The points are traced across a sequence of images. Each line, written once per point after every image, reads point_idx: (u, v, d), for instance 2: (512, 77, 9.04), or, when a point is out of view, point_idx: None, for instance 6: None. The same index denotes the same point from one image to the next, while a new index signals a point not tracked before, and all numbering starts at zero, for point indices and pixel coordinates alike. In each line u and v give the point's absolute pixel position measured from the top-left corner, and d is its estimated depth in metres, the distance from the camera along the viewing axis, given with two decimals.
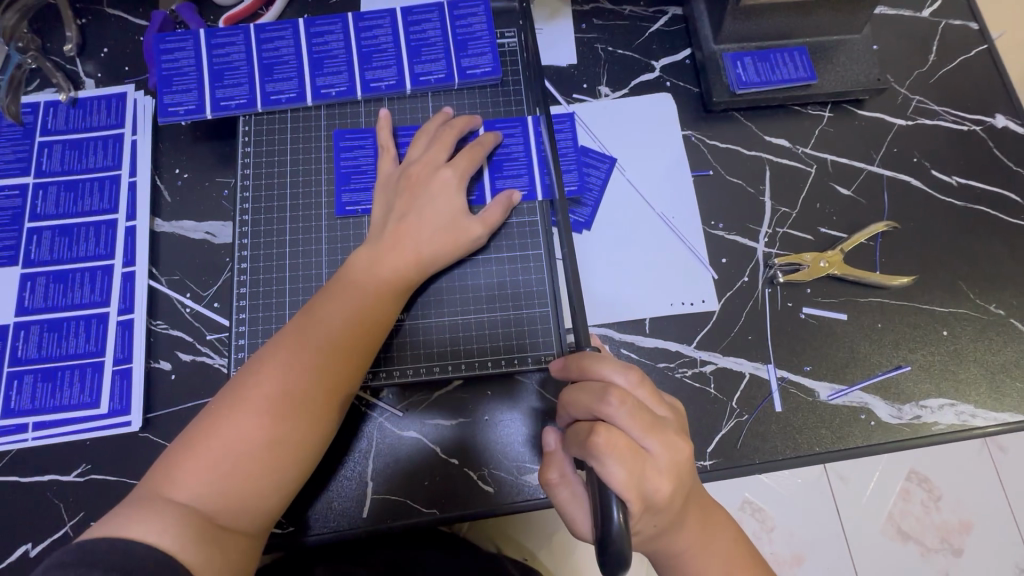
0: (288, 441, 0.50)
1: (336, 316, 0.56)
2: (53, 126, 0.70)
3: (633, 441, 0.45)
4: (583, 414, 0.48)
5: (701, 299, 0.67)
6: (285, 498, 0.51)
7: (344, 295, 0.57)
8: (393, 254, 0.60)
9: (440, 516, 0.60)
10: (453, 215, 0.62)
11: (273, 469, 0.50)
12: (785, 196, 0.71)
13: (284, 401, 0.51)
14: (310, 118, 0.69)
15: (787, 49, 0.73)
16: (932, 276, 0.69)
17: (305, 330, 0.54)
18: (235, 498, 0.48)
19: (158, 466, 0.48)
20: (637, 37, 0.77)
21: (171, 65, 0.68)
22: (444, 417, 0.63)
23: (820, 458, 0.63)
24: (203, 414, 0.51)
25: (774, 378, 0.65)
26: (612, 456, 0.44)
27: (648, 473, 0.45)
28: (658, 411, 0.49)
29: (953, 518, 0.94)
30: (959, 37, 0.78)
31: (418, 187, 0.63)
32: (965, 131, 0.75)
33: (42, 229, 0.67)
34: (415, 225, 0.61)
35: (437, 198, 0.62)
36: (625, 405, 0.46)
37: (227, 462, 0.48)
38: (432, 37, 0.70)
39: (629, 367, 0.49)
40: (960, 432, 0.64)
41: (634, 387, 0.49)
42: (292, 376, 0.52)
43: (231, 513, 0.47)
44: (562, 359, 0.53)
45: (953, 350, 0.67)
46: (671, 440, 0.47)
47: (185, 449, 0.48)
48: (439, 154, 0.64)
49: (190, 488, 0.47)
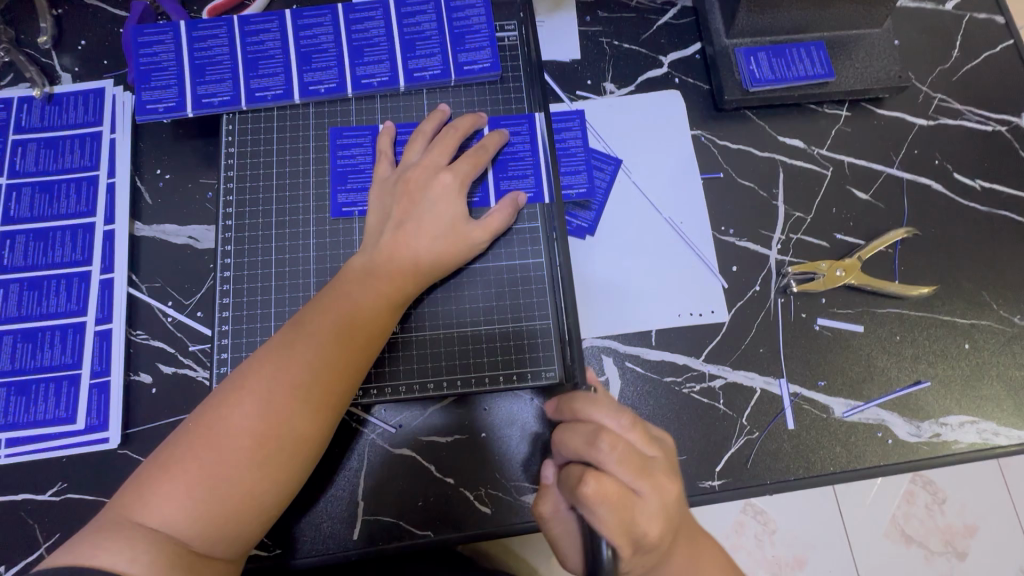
0: (272, 459, 0.47)
1: (327, 325, 0.52)
2: (27, 123, 0.67)
3: (623, 488, 0.42)
4: (573, 457, 0.45)
5: (710, 309, 0.64)
6: (268, 519, 0.48)
7: (337, 303, 0.54)
8: (390, 262, 0.57)
9: (435, 538, 0.57)
10: (454, 221, 0.59)
11: (255, 490, 0.47)
12: (799, 200, 0.68)
13: (269, 417, 0.48)
14: (298, 116, 0.66)
15: (803, 45, 0.69)
16: (953, 285, 0.65)
17: (295, 340, 0.51)
18: (214, 521, 0.45)
19: (133, 483, 0.46)
20: (644, 31, 0.73)
21: (150, 60, 0.64)
22: (439, 434, 0.60)
23: (834, 479, 0.60)
24: (183, 428, 0.48)
25: (787, 394, 0.62)
26: (601, 504, 0.41)
27: (639, 521, 0.42)
28: (653, 453, 0.46)
29: (959, 522, 0.91)
30: (984, 32, 0.74)
31: (417, 192, 0.59)
32: (990, 132, 0.71)
33: (14, 233, 0.63)
34: (414, 232, 0.57)
35: (438, 204, 0.59)
36: (615, 450, 0.43)
37: (207, 482, 0.45)
38: (427, 30, 0.66)
39: (622, 409, 0.46)
40: (981, 451, 0.61)
41: (625, 429, 0.45)
42: (278, 389, 0.49)
43: (208, 536, 0.45)
44: (556, 401, 0.51)
45: (975, 365, 0.63)
46: (664, 483, 0.44)
47: (162, 466, 0.45)
48: (439, 158, 0.60)
49: (166, 510, 0.44)
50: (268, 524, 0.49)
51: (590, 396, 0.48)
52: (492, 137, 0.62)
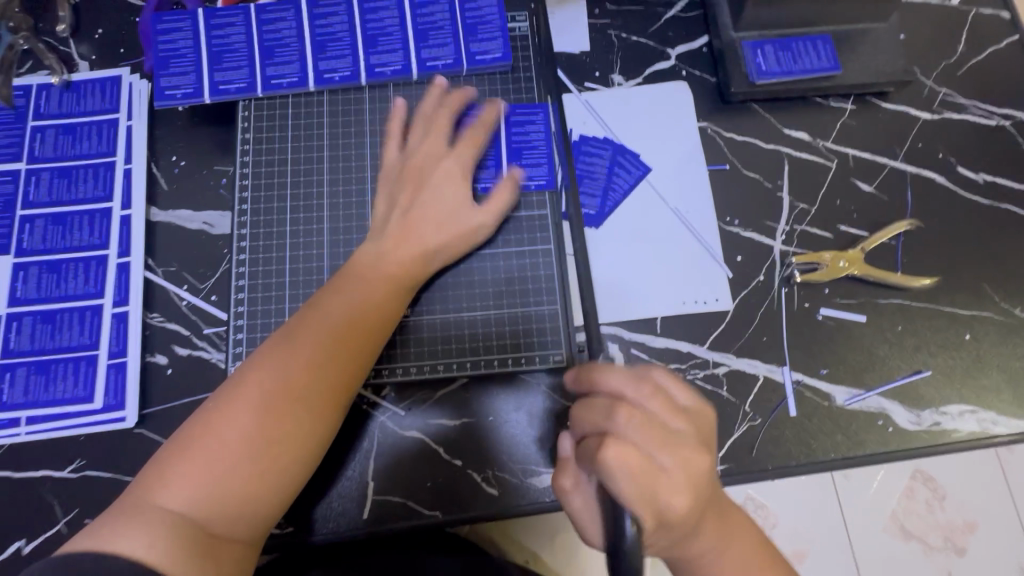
0: (285, 444, 0.48)
1: (338, 312, 0.53)
2: (46, 110, 0.68)
3: (646, 457, 0.43)
4: (591, 430, 0.46)
5: (714, 297, 0.65)
6: (286, 500, 0.49)
7: (348, 290, 0.55)
8: (398, 248, 0.58)
9: (444, 518, 0.59)
10: (458, 206, 0.60)
11: (269, 471, 0.48)
12: (803, 192, 0.69)
13: (283, 397, 0.49)
14: (312, 104, 0.67)
15: (810, 38, 0.70)
16: (956, 277, 0.66)
17: (305, 324, 0.52)
18: (230, 501, 0.46)
19: (150, 469, 0.47)
20: (653, 24, 0.74)
21: (168, 47, 0.65)
22: (448, 415, 0.61)
23: (835, 465, 0.61)
24: (198, 414, 0.49)
25: (789, 382, 0.63)
26: (620, 471, 0.42)
27: (660, 488, 0.43)
28: (675, 423, 0.45)
29: (958, 518, 0.92)
30: (990, 27, 0.75)
31: (421, 178, 0.61)
32: (994, 127, 0.71)
33: (34, 217, 0.65)
34: (421, 217, 0.59)
35: (440, 188, 0.60)
36: (633, 421, 0.44)
37: (222, 463, 0.46)
38: (440, 20, 0.67)
39: (643, 379, 0.46)
40: (981, 439, 0.62)
41: (646, 398, 0.46)
42: (290, 371, 0.50)
43: (227, 520, 0.46)
44: (574, 371, 0.51)
45: (976, 354, 0.64)
46: (686, 454, 0.44)
47: (182, 451, 0.46)
48: (438, 142, 0.62)
49: (185, 491, 0.45)
50: (283, 506, 0.49)
51: (608, 365, 0.48)
52: (486, 111, 0.64)
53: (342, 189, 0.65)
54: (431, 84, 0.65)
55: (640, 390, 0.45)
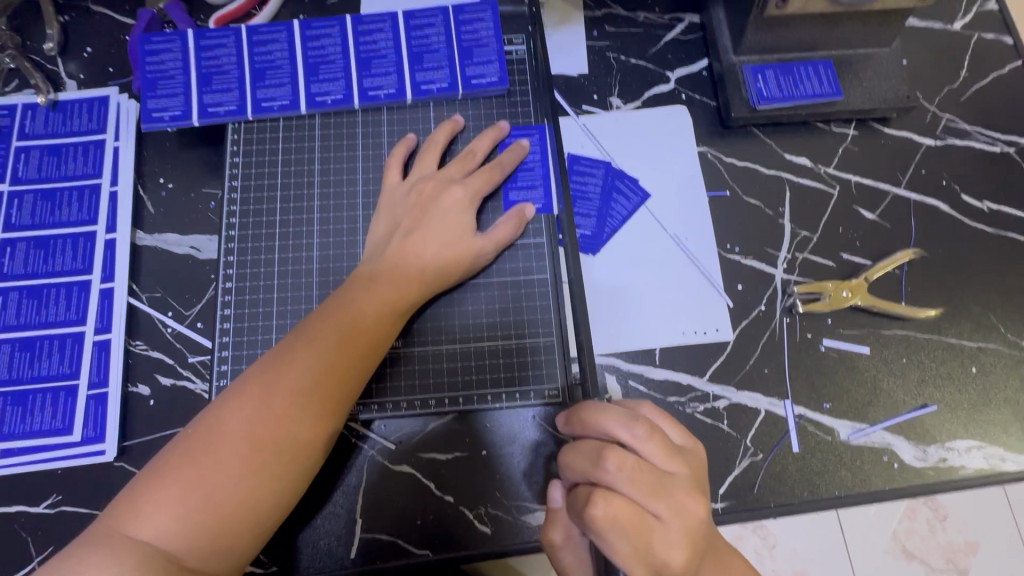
0: (269, 470, 0.46)
1: (330, 331, 0.51)
2: (31, 131, 0.66)
3: (637, 507, 0.42)
4: (581, 478, 0.45)
5: (714, 327, 0.63)
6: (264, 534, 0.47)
7: (342, 309, 0.53)
8: (395, 269, 0.56)
9: (434, 557, 0.56)
10: (462, 232, 0.59)
11: (249, 502, 0.45)
12: (805, 219, 0.67)
13: (270, 423, 0.47)
14: (304, 127, 0.65)
15: (811, 63, 0.69)
16: (961, 308, 0.65)
17: (296, 346, 0.50)
18: (206, 533, 0.44)
19: (124, 495, 0.44)
20: (652, 46, 0.73)
21: (157, 68, 0.64)
22: (439, 451, 0.59)
23: (839, 502, 0.59)
24: (181, 437, 0.47)
25: (791, 416, 0.61)
26: (612, 527, 0.41)
27: (655, 542, 0.41)
28: (669, 467, 0.44)
29: (960, 538, 0.83)
30: (993, 53, 0.74)
31: (429, 202, 0.59)
32: (997, 153, 0.70)
33: (16, 241, 0.63)
34: (423, 241, 0.58)
35: (448, 215, 0.59)
36: (623, 469, 0.42)
37: (198, 493, 0.44)
38: (435, 43, 0.66)
39: (637, 421, 0.45)
40: (988, 476, 0.60)
41: (639, 442, 0.44)
42: (277, 395, 0.48)
43: (203, 552, 0.43)
44: (567, 412, 0.50)
45: (982, 388, 0.62)
46: (679, 501, 0.42)
47: (160, 475, 0.45)
48: (454, 170, 0.62)
49: (158, 521, 0.43)
50: (264, 537, 0.47)
51: (599, 405, 0.47)
52: (509, 153, 0.63)
53: (333, 216, 0.63)
54: (447, 120, 0.65)
55: (633, 434, 0.44)
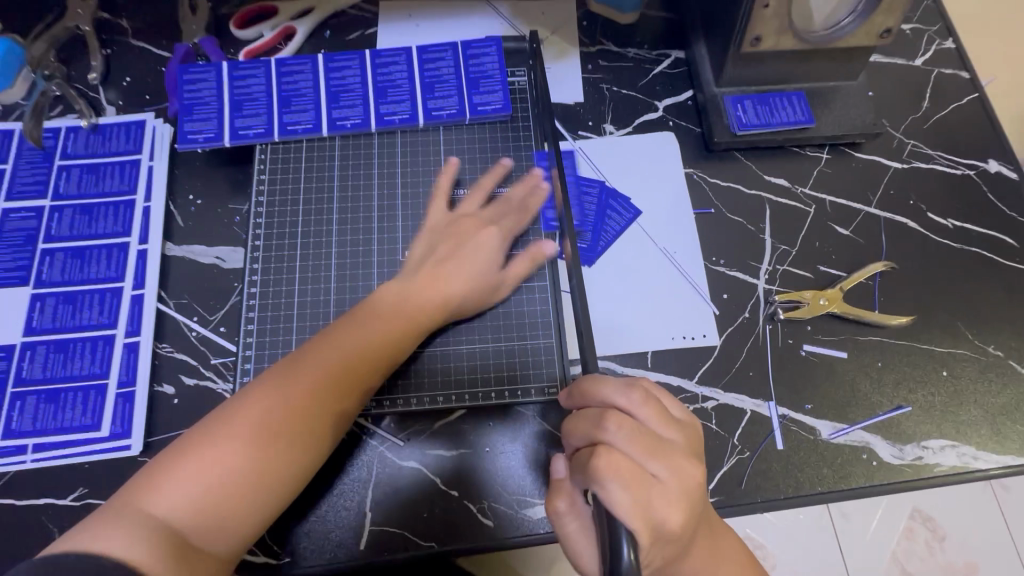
0: (280, 462, 0.50)
1: (349, 342, 0.56)
2: (73, 151, 0.72)
3: (637, 464, 0.45)
4: (582, 442, 0.48)
5: (702, 333, 0.68)
6: (269, 513, 0.50)
7: (366, 323, 0.58)
8: (424, 293, 0.61)
9: (439, 549, 0.59)
10: (487, 269, 0.64)
11: (258, 483, 0.49)
12: (784, 234, 0.73)
13: (287, 414, 0.51)
14: (325, 148, 0.71)
15: (786, 94, 0.75)
16: (931, 316, 0.70)
17: (315, 351, 0.55)
18: (218, 514, 0.47)
19: (145, 473, 0.48)
20: (641, 79, 0.80)
21: (193, 95, 0.70)
22: (445, 446, 0.63)
23: (822, 498, 0.62)
24: (201, 423, 0.51)
25: (776, 416, 0.65)
26: (613, 480, 0.43)
27: (653, 498, 0.44)
28: (666, 433, 0.47)
29: (960, 559, 0.93)
30: (951, 86, 0.81)
31: (464, 236, 0.65)
32: (959, 175, 0.77)
33: (54, 251, 0.68)
34: (452, 273, 0.62)
35: (478, 251, 0.64)
36: (623, 429, 0.46)
37: (212, 471, 0.48)
38: (445, 74, 0.73)
39: (634, 388, 0.49)
40: (962, 474, 0.64)
41: (638, 408, 0.48)
42: (295, 395, 0.52)
43: (208, 529, 0.47)
44: (569, 389, 0.54)
45: (953, 390, 0.67)
46: (677, 463, 0.46)
47: (178, 455, 0.48)
48: (492, 212, 0.67)
49: (171, 497, 0.47)
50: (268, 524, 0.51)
51: (598, 378, 0.51)
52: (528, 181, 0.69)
53: (350, 229, 0.69)
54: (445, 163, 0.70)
55: (631, 399, 0.48)
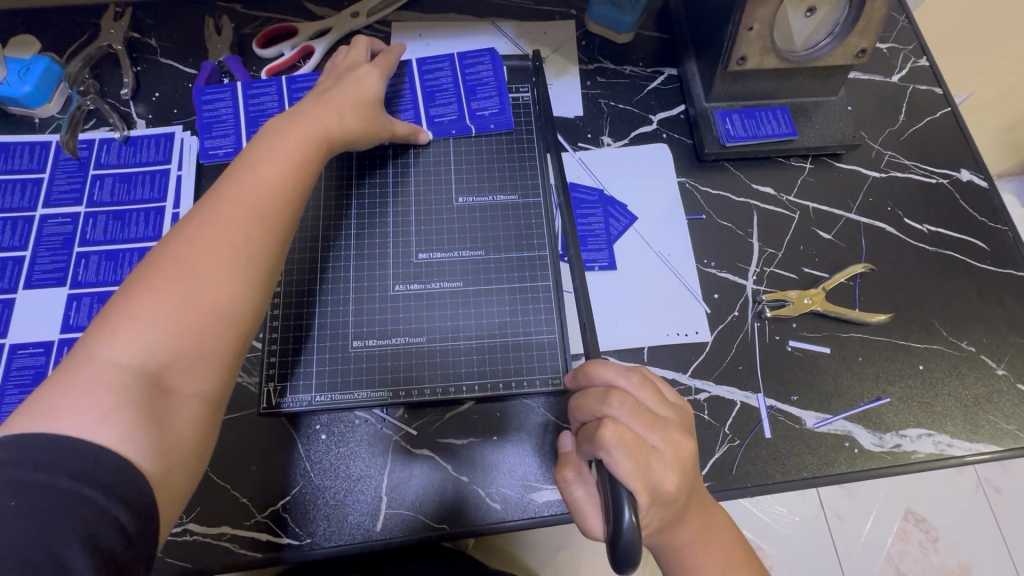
0: (242, 253, 0.53)
1: (292, 148, 0.61)
2: (106, 161, 0.77)
3: (637, 435, 0.49)
4: (589, 416, 0.53)
5: (694, 330, 0.73)
6: (238, 337, 0.52)
7: (300, 134, 0.62)
8: (333, 120, 0.66)
9: (451, 531, 0.64)
10: (369, 100, 0.70)
11: (210, 329, 0.50)
12: (770, 238, 0.78)
13: (241, 221, 0.54)
14: (343, 159, 0.76)
15: (771, 109, 0.81)
16: (908, 314, 0.75)
17: (260, 164, 0.58)
18: (189, 328, 0.49)
19: (91, 329, 0.48)
20: (636, 94, 0.85)
21: (212, 114, 0.77)
22: (455, 435, 0.67)
23: (807, 483, 0.67)
24: (149, 261, 0.52)
25: (764, 407, 0.70)
26: (618, 448, 0.48)
27: (653, 465, 0.48)
28: (662, 411, 0.52)
29: (952, 561, 1.22)
30: (926, 101, 0.87)
31: (342, 74, 0.72)
32: (933, 184, 0.82)
33: (89, 254, 0.73)
34: (356, 111, 0.68)
35: (359, 82, 0.71)
36: (625, 404, 0.50)
37: (164, 331, 0.48)
38: (445, 83, 0.80)
39: (632, 371, 0.54)
40: (938, 460, 0.68)
41: (636, 388, 0.53)
42: (243, 207, 0.55)
43: (173, 370, 0.48)
44: (573, 372, 0.59)
45: (929, 383, 0.72)
46: (673, 436, 0.50)
47: (121, 314, 0.48)
48: (369, 74, 0.72)
49: (125, 355, 0.46)
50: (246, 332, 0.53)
51: (602, 361, 0.56)
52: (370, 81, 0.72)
53: (367, 233, 0.74)
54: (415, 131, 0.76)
55: (631, 380, 0.53)
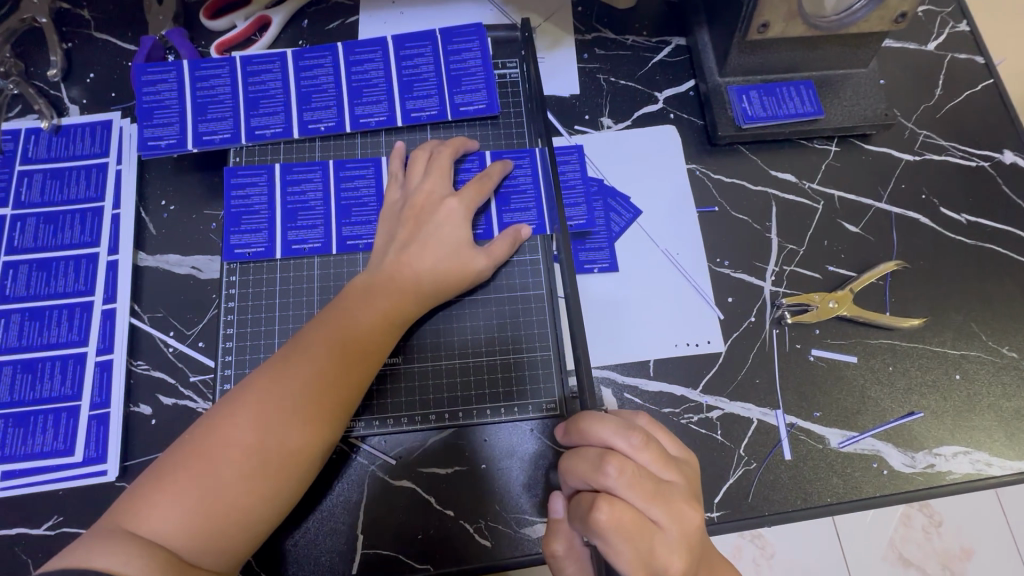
0: (267, 469, 0.47)
1: (323, 344, 0.53)
2: (34, 155, 0.68)
3: (637, 513, 0.43)
4: (582, 484, 0.46)
5: (706, 339, 0.65)
6: (291, 431, 0.49)
7: (337, 321, 0.55)
8: (390, 283, 0.58)
9: (435, 571, 0.57)
10: (460, 243, 0.60)
11: (244, 495, 0.46)
12: (791, 232, 0.69)
13: (264, 429, 0.48)
14: (303, 151, 0.67)
15: (793, 83, 0.71)
16: (943, 317, 0.67)
17: (290, 357, 0.52)
18: (208, 532, 0.45)
19: (127, 496, 0.46)
20: (640, 68, 0.75)
21: (154, 98, 0.66)
22: (437, 464, 0.60)
23: (831, 510, 0.60)
24: (182, 440, 0.48)
25: (783, 425, 0.62)
26: (615, 532, 0.42)
27: (655, 547, 0.42)
28: (665, 475, 0.45)
29: None
30: (965, 72, 0.77)
31: (423, 216, 0.61)
32: (973, 167, 0.73)
33: (18, 263, 0.64)
34: (417, 253, 0.59)
35: (444, 227, 0.60)
36: (623, 475, 0.43)
37: (188, 521, 0.44)
38: (425, 72, 0.68)
39: (632, 429, 0.46)
40: (975, 481, 0.62)
41: (636, 450, 0.45)
42: (272, 412, 0.49)
43: (202, 547, 0.44)
44: (564, 425, 0.50)
45: (966, 395, 0.64)
46: (677, 508, 0.44)
47: (154, 487, 0.45)
48: (439, 181, 0.62)
49: (160, 522, 0.44)
50: (260, 537, 0.48)
51: (596, 413, 0.48)
52: (494, 166, 0.64)
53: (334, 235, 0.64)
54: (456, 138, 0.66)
55: (630, 442, 0.45)
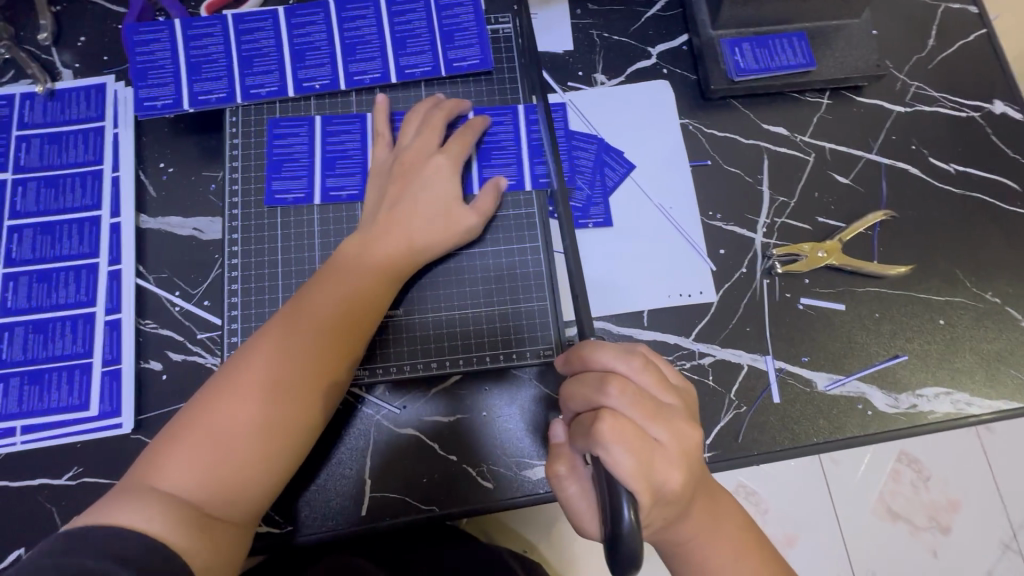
0: (277, 428, 0.49)
1: (325, 309, 0.54)
2: (30, 120, 0.68)
3: (640, 429, 0.44)
4: (583, 406, 0.47)
5: (698, 290, 0.67)
6: (298, 391, 0.51)
7: (336, 284, 0.56)
8: (385, 238, 0.59)
9: (440, 512, 0.60)
10: (450, 200, 0.61)
11: (258, 453, 0.48)
12: (783, 185, 0.71)
13: (273, 389, 0.50)
14: (299, 109, 0.67)
15: (786, 35, 0.72)
16: (929, 265, 0.69)
17: (292, 322, 0.53)
18: (225, 487, 0.47)
19: (143, 458, 0.47)
20: (633, 23, 0.75)
21: (147, 58, 0.66)
22: (439, 412, 0.62)
23: (817, 448, 0.63)
24: (191, 405, 0.50)
25: (773, 369, 0.65)
26: (618, 445, 0.43)
27: (657, 462, 0.44)
28: (664, 397, 0.47)
29: None
30: (959, 22, 0.77)
31: (411, 174, 0.62)
32: (964, 118, 0.74)
33: (22, 227, 0.65)
34: (412, 211, 0.60)
35: (433, 183, 0.61)
36: (625, 394, 0.45)
37: (205, 478, 0.46)
38: (418, 28, 0.68)
39: (633, 353, 0.48)
40: (956, 420, 0.64)
41: (637, 373, 0.47)
42: (280, 374, 0.50)
43: (221, 501, 0.46)
44: (563, 354, 0.52)
45: (949, 338, 0.67)
46: (677, 426, 0.46)
47: (169, 449, 0.47)
48: (430, 138, 0.63)
49: (177, 480, 0.46)
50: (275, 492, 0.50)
51: (596, 342, 0.49)
52: (476, 118, 0.65)
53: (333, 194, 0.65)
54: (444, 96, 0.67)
55: (631, 364, 0.47)
